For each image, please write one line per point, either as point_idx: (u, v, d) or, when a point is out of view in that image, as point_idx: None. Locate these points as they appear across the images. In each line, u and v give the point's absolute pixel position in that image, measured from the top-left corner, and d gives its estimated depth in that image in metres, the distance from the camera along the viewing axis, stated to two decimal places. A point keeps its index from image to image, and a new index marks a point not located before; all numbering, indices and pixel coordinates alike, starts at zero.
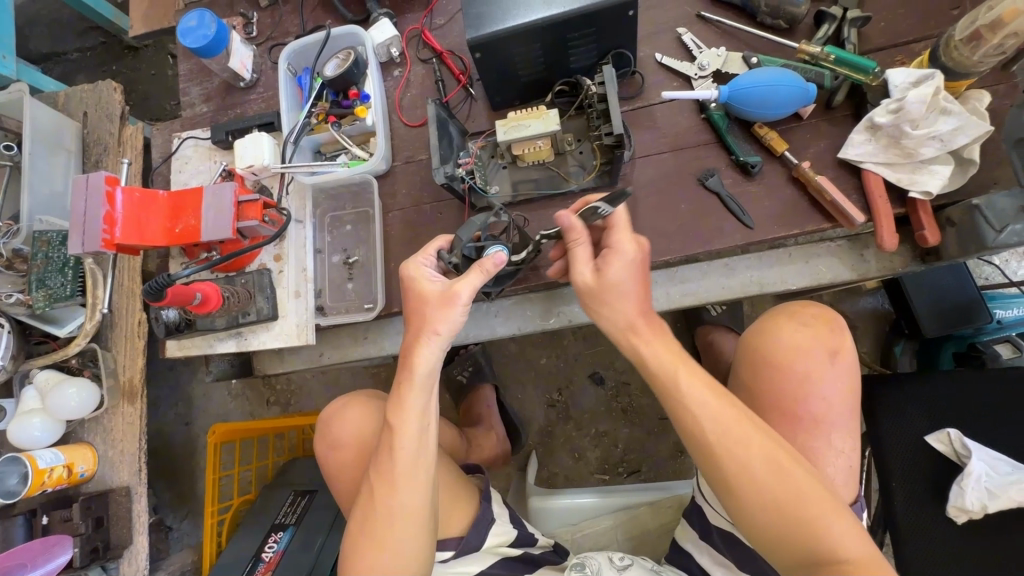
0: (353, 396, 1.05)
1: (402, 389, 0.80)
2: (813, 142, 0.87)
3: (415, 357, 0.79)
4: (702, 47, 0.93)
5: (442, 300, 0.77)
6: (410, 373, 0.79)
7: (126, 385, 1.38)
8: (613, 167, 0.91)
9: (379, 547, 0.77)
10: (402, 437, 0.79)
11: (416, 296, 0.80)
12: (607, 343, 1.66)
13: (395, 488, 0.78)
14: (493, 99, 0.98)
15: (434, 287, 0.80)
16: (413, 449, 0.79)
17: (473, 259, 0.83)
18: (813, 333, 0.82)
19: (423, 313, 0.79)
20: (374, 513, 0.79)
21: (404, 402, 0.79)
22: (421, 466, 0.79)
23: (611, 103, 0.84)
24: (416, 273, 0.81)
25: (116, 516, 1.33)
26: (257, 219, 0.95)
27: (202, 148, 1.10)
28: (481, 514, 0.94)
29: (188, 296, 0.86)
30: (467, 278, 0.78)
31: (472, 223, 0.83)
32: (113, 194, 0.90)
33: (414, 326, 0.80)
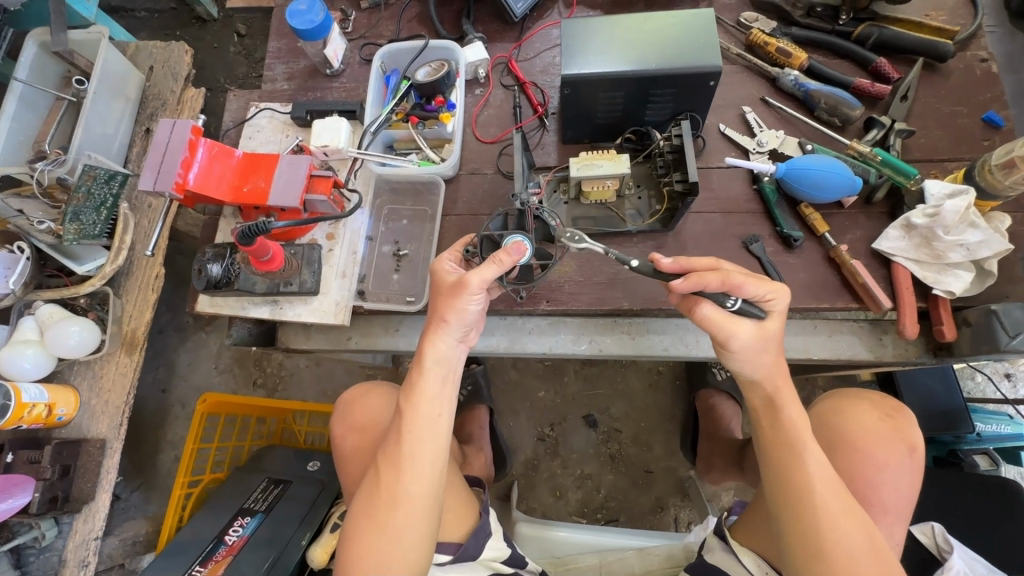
0: (373, 385, 1.05)
1: (414, 383, 0.80)
2: (850, 230, 0.95)
3: (427, 347, 0.79)
4: (763, 127, 1.02)
5: (453, 287, 0.77)
6: (419, 367, 0.80)
7: (129, 336, 1.36)
8: (675, 217, 0.97)
9: (379, 530, 0.77)
10: (413, 421, 0.79)
11: (434, 288, 0.82)
12: (606, 387, 1.69)
13: (402, 472, 0.78)
14: (566, 133, 1.05)
15: (451, 278, 0.81)
16: (425, 436, 0.79)
17: (491, 252, 0.85)
18: (890, 427, 0.86)
19: (437, 301, 0.80)
20: (377, 495, 0.78)
21: (417, 389, 0.80)
22: (431, 456, 0.79)
23: (685, 154, 0.91)
24: (438, 266, 0.83)
25: (84, 468, 1.26)
26: (324, 195, 0.97)
27: (277, 121, 1.14)
28: (482, 525, 0.93)
29: (262, 251, 0.90)
30: (479, 269, 0.75)
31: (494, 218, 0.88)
32: (195, 143, 0.94)
33: (430, 316, 0.81)
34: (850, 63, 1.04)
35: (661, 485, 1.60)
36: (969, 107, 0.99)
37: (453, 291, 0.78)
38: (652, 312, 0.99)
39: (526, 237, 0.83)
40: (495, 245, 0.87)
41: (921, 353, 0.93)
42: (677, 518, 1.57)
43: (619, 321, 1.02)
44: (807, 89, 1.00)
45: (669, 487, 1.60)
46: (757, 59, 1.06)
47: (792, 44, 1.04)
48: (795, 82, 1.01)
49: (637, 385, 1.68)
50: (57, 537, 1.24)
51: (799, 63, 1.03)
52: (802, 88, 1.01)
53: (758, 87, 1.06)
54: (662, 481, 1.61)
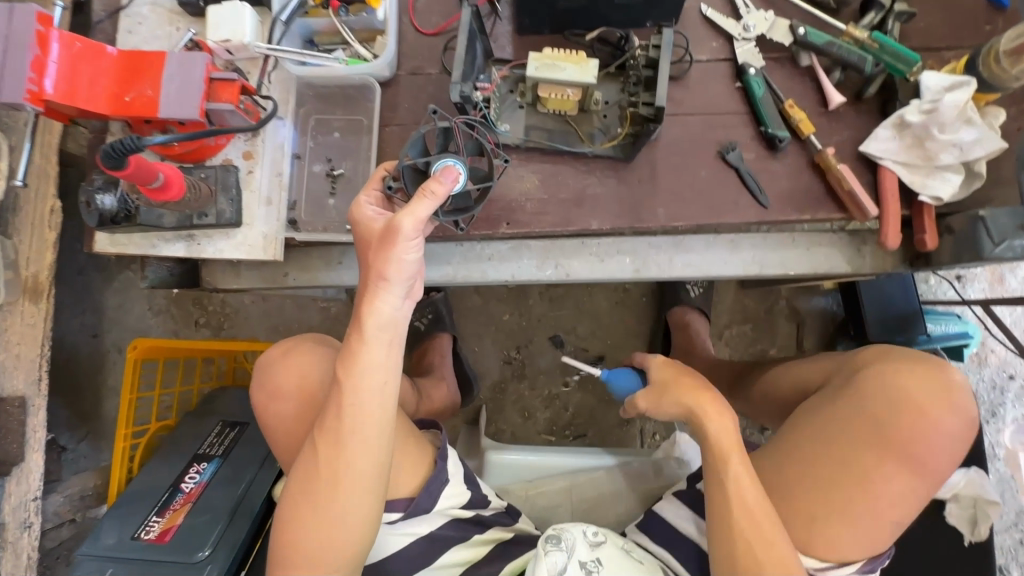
0: (291, 342, 0.89)
1: (353, 347, 0.70)
2: (836, 132, 0.86)
3: (368, 310, 0.68)
4: (750, 8, 0.88)
5: (383, 236, 0.66)
6: (360, 326, 0.69)
7: (30, 282, 1.18)
8: (637, 142, 0.84)
9: (322, 510, 0.71)
10: (355, 394, 0.70)
11: (364, 236, 0.70)
12: (571, 308, 1.64)
13: (344, 447, 0.70)
14: (522, 20, 0.88)
15: (379, 226, 0.70)
16: (369, 406, 0.71)
17: (416, 185, 0.72)
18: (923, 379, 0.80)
19: (370, 255, 0.69)
20: (318, 472, 0.71)
21: (358, 358, 0.70)
22: (377, 428, 0.71)
23: (660, 69, 0.76)
24: (359, 210, 0.71)
25: (5, 429, 1.14)
26: (231, 103, 0.80)
27: (161, 8, 0.91)
28: (436, 475, 0.85)
29: (146, 174, 0.75)
30: (410, 208, 0.65)
31: (412, 141, 0.71)
32: (46, 37, 0.73)
33: (363, 275, 0.70)
34: None
35: None
36: None
37: (384, 240, 0.67)
38: (625, 232, 0.89)
39: (456, 160, 0.70)
40: (420, 174, 0.73)
41: (898, 263, 0.89)
42: (642, 430, 1.61)
43: (588, 241, 0.92)
44: None
45: None
46: None
47: None
48: None
49: (604, 305, 1.64)
50: None
51: None
52: None
53: None
54: None
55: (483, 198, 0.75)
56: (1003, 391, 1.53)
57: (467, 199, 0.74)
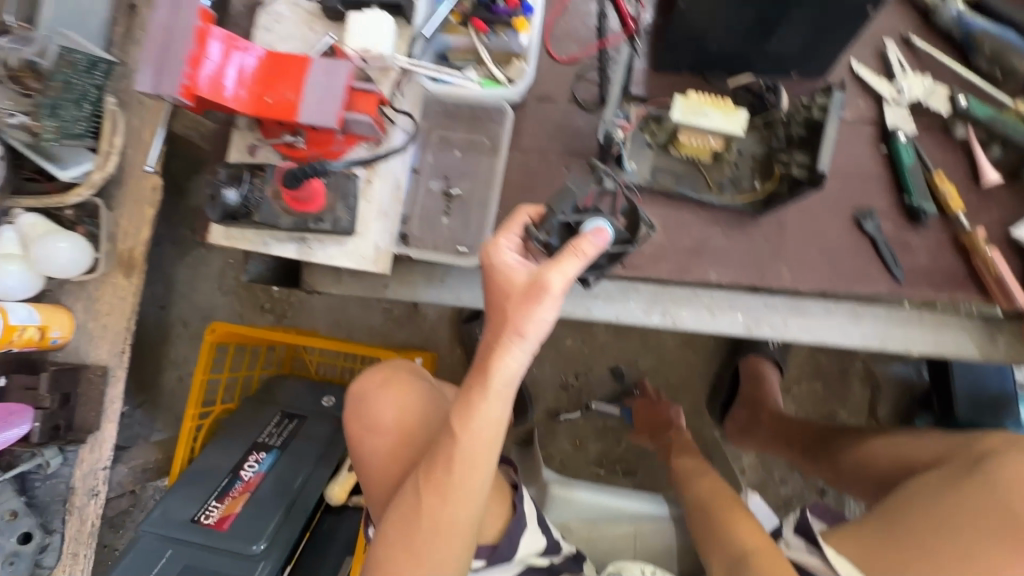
0: (390, 373, 0.93)
1: (471, 397, 0.69)
2: (985, 211, 0.81)
3: (496, 364, 0.67)
4: (906, 70, 0.83)
5: (528, 293, 0.65)
6: (484, 380, 0.68)
7: (125, 256, 1.21)
8: (774, 199, 0.81)
9: (416, 558, 0.71)
10: (465, 447, 0.69)
11: (499, 287, 0.68)
12: (636, 341, 1.61)
13: (447, 499, 0.70)
14: (663, 58, 0.85)
15: (521, 278, 0.68)
16: (476, 462, 0.70)
17: (563, 241, 0.71)
18: None
19: (505, 308, 0.67)
20: (417, 521, 0.71)
21: (475, 411, 0.69)
22: (480, 482, 0.71)
23: (821, 130, 0.72)
24: (501, 256, 0.70)
25: (86, 397, 1.16)
26: (368, 114, 0.79)
27: (300, 9, 0.91)
28: (516, 521, 0.85)
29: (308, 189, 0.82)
30: (561, 267, 0.64)
31: (566, 196, 0.70)
32: (205, 33, 0.74)
33: (494, 326, 0.68)
34: None
35: None
36: None
37: (528, 296, 0.65)
38: (743, 288, 0.85)
39: (608, 220, 0.70)
40: (568, 229, 0.72)
41: None
42: None
43: (701, 292, 0.88)
44: (970, 28, 0.81)
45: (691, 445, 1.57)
46: None
47: None
48: (956, 17, 0.81)
49: (670, 342, 1.60)
50: (63, 465, 1.17)
51: None
52: (963, 25, 0.81)
53: (904, 18, 0.85)
54: None
55: (618, 259, 0.75)
56: None
57: (601, 258, 0.75)
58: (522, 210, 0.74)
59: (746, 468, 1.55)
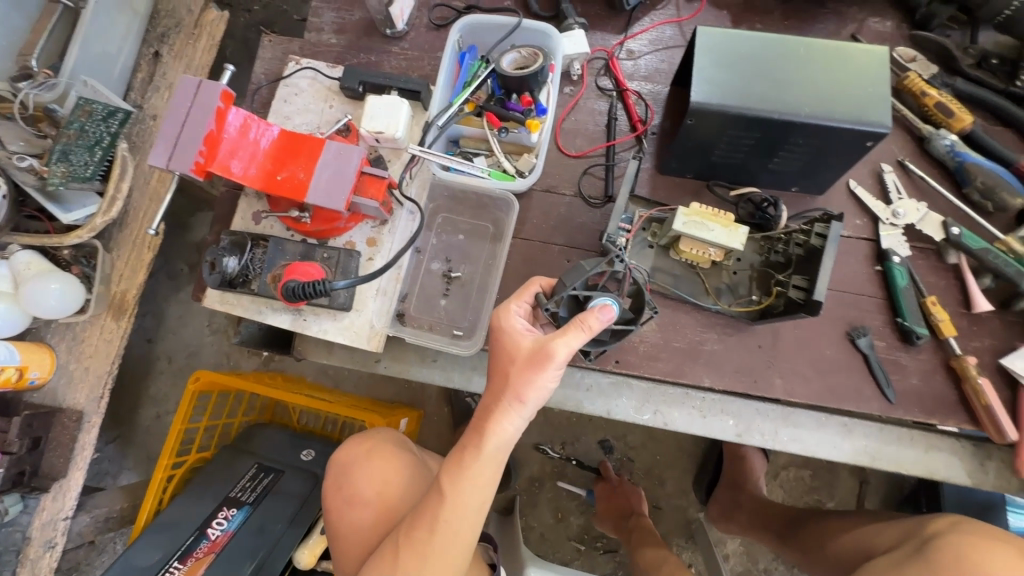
0: (373, 438, 0.89)
1: (464, 457, 0.72)
2: (976, 338, 0.82)
3: (491, 430, 0.70)
4: (902, 194, 0.86)
5: (533, 358, 0.68)
6: (479, 442, 0.71)
7: (117, 298, 1.19)
8: (770, 311, 0.81)
9: None
10: (453, 508, 0.72)
11: (505, 350, 0.72)
12: (626, 414, 1.59)
13: (427, 560, 0.72)
14: (668, 163, 0.88)
15: (526, 344, 0.71)
16: (461, 525, 0.72)
17: (571, 314, 0.73)
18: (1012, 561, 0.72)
19: (507, 372, 0.70)
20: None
21: (466, 472, 0.72)
22: (462, 545, 0.73)
23: (818, 255, 0.74)
24: (508, 321, 0.73)
25: (57, 442, 1.12)
26: (376, 199, 0.81)
27: (320, 85, 0.94)
28: None
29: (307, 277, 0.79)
30: (565, 338, 0.67)
31: (579, 271, 0.71)
32: (224, 113, 0.75)
33: (494, 389, 0.71)
34: (1013, 134, 0.87)
35: (668, 522, 1.54)
36: None
37: (531, 362, 0.68)
38: (735, 393, 0.85)
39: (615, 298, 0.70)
40: (576, 302, 0.74)
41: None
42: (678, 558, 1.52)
43: (692, 393, 0.88)
44: (964, 161, 0.83)
45: (675, 526, 1.54)
46: (906, 111, 0.88)
47: (955, 100, 0.87)
48: (950, 149, 0.84)
49: None
50: (21, 513, 1.11)
51: (960, 126, 0.85)
52: (957, 157, 0.84)
53: (901, 143, 0.89)
54: (669, 519, 1.54)
55: (619, 338, 0.75)
56: None
57: (604, 334, 0.74)
58: (534, 281, 0.78)
59: (730, 554, 1.51)
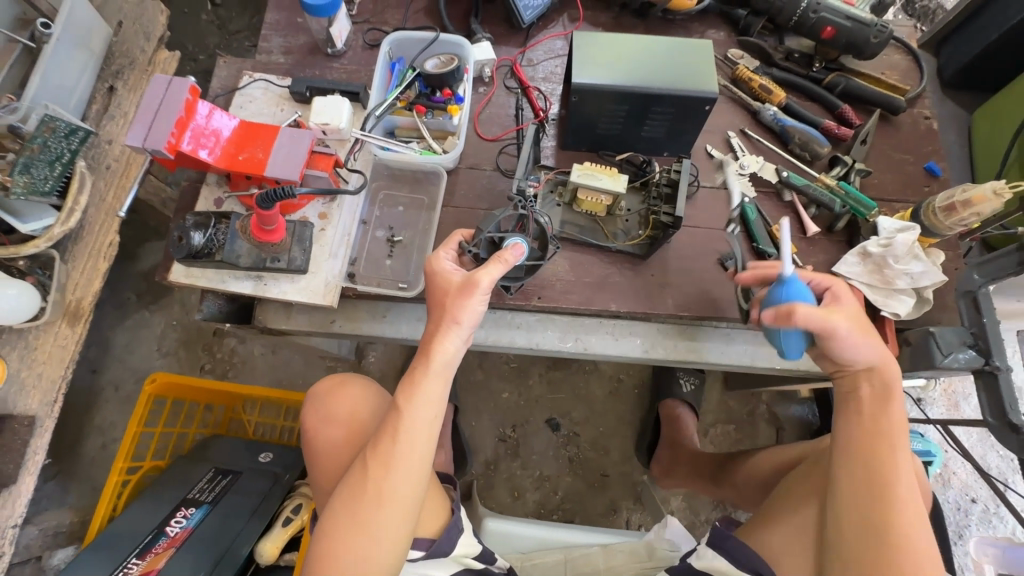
0: (342, 378, 1.00)
1: (415, 376, 0.81)
2: (812, 255, 1.06)
3: (435, 348, 0.80)
4: (745, 152, 1.11)
5: (463, 287, 0.79)
6: (426, 361, 0.80)
7: (72, 305, 1.25)
8: (655, 243, 1.01)
9: (361, 527, 0.77)
10: (409, 420, 0.79)
11: (439, 286, 0.82)
12: (569, 392, 1.73)
13: (390, 469, 0.78)
14: (566, 139, 1.09)
15: (456, 279, 0.83)
16: (418, 435, 0.80)
17: (489, 253, 0.88)
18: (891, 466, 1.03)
19: (443, 302, 0.81)
20: (362, 490, 0.78)
21: (418, 388, 0.80)
22: (422, 455, 0.80)
23: (678, 189, 0.95)
24: (441, 263, 0.84)
25: (7, 447, 1.13)
26: (325, 172, 0.96)
27: (272, 93, 1.10)
28: (454, 521, 0.91)
29: (268, 220, 0.90)
30: (489, 268, 0.79)
31: (493, 218, 0.88)
32: (192, 104, 0.90)
33: (435, 317, 0.82)
34: (818, 106, 1.16)
35: (616, 489, 1.66)
36: (914, 157, 1.14)
37: (462, 291, 0.80)
38: (637, 316, 1.04)
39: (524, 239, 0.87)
40: (494, 245, 0.89)
41: None
42: (629, 521, 1.63)
43: (605, 322, 1.06)
44: (784, 124, 1.10)
45: (623, 490, 1.66)
46: (741, 92, 1.16)
47: (773, 83, 1.15)
48: (773, 117, 1.11)
49: (600, 392, 1.74)
50: None
51: (778, 100, 1.13)
52: (779, 122, 1.11)
53: (741, 117, 1.15)
54: (617, 485, 1.66)
55: (532, 272, 0.94)
56: (966, 513, 1.62)
57: (520, 271, 0.94)
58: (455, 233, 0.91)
59: (674, 511, 1.64)
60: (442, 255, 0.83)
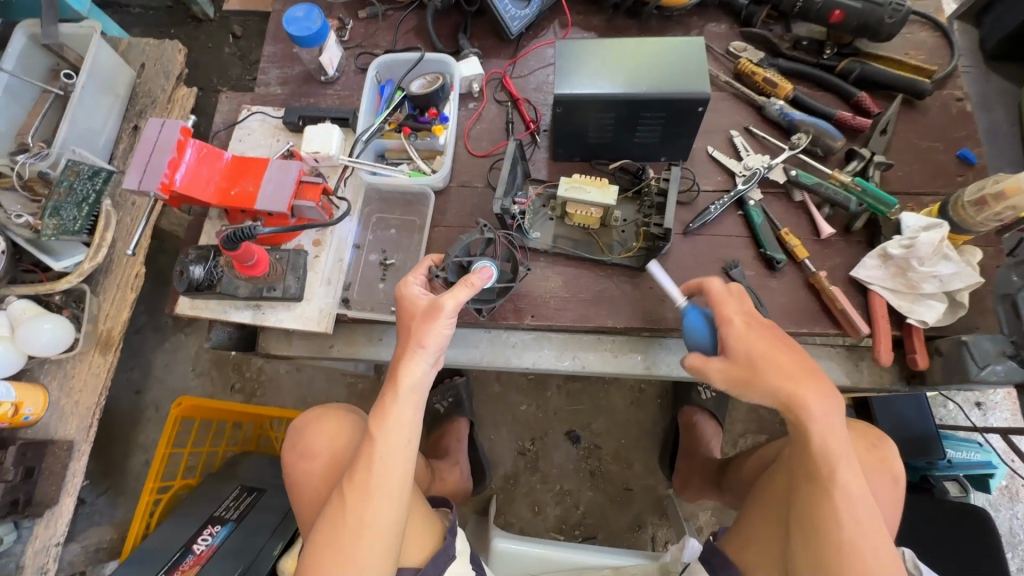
0: (328, 408, 1.03)
1: (386, 405, 0.80)
2: (829, 259, 0.98)
3: (402, 373, 0.79)
4: (749, 151, 1.05)
5: (427, 312, 0.78)
6: (395, 389, 0.79)
7: (103, 335, 1.32)
8: (651, 254, 0.97)
9: (342, 560, 0.76)
10: (384, 447, 0.79)
11: (407, 312, 0.81)
12: (588, 403, 1.69)
13: (369, 498, 0.78)
14: (556, 150, 1.06)
15: (423, 303, 0.82)
16: (393, 464, 0.79)
17: (459, 277, 0.87)
18: (882, 456, 0.89)
19: (410, 326, 0.80)
20: (342, 523, 0.77)
21: (389, 414, 0.79)
22: (399, 483, 0.79)
23: (668, 198, 0.91)
24: (410, 290, 0.83)
25: (49, 470, 1.21)
26: (313, 202, 0.97)
27: (269, 125, 1.13)
28: (442, 549, 0.90)
29: (245, 256, 0.89)
30: (454, 292, 0.78)
31: (462, 243, 0.88)
32: (183, 144, 0.94)
33: (401, 342, 0.81)
34: (832, 96, 1.08)
35: (640, 503, 1.60)
36: (945, 144, 1.03)
37: (428, 314, 0.79)
38: (636, 331, 0.99)
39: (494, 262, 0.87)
40: (463, 269, 0.89)
41: (894, 380, 0.95)
42: (654, 536, 1.58)
43: (604, 338, 1.02)
44: (792, 119, 1.02)
45: (648, 504, 1.60)
46: (745, 88, 1.09)
47: (779, 75, 1.08)
48: (780, 111, 1.04)
49: (620, 402, 1.69)
50: (14, 542, 1.20)
51: (785, 93, 1.05)
52: (787, 117, 1.03)
53: (746, 114, 1.08)
54: (641, 499, 1.61)
55: (505, 294, 0.94)
56: None
57: (491, 293, 0.93)
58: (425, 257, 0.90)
59: (703, 526, 1.57)
60: (408, 282, 0.82)
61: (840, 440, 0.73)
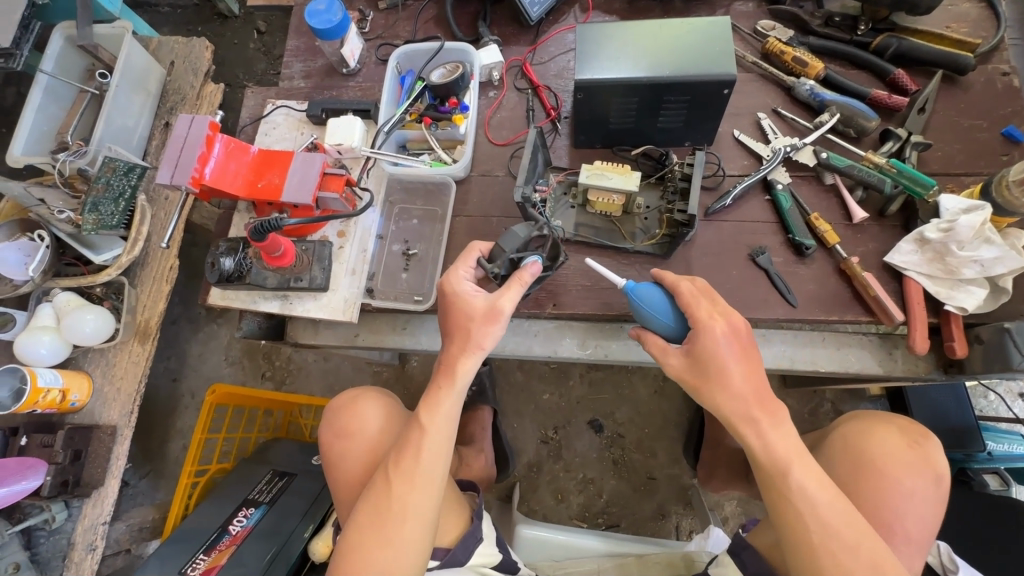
0: (360, 394, 1.05)
1: (437, 394, 0.82)
2: (862, 244, 0.95)
3: (458, 367, 0.81)
4: (778, 134, 1.02)
5: (489, 314, 0.80)
6: (449, 382, 0.81)
7: (141, 326, 1.38)
8: (674, 241, 0.95)
9: (384, 542, 0.78)
10: (432, 436, 0.81)
11: (461, 309, 0.82)
12: (610, 392, 1.69)
13: (414, 485, 0.80)
14: (577, 138, 1.05)
15: (478, 301, 0.82)
16: (439, 452, 0.81)
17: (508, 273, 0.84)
18: (916, 454, 0.85)
19: (466, 325, 0.81)
20: (385, 506, 0.79)
21: (439, 405, 0.81)
22: (442, 471, 0.81)
23: (693, 183, 0.89)
24: (463, 284, 0.83)
25: (95, 454, 1.28)
26: (336, 193, 0.99)
27: (293, 118, 1.15)
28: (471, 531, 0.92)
29: (273, 246, 0.92)
30: (511, 296, 0.80)
31: (515, 236, 0.83)
32: (212, 139, 0.96)
33: (456, 337, 0.82)
34: (866, 74, 1.03)
35: (664, 492, 1.60)
36: (989, 122, 0.98)
37: (487, 316, 0.80)
38: None
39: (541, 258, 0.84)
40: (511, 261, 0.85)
41: (930, 369, 0.92)
42: (678, 526, 1.57)
43: (627, 327, 1.02)
44: (823, 99, 0.99)
45: (672, 494, 1.59)
46: (773, 68, 1.05)
47: (809, 53, 1.04)
48: (811, 92, 1.00)
49: (643, 392, 1.67)
50: (66, 520, 1.27)
51: (816, 73, 1.01)
52: (818, 98, 1.00)
53: (774, 95, 1.05)
54: (664, 488, 1.60)
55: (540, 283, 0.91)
56: None
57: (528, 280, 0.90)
58: (474, 245, 0.88)
59: (728, 517, 1.56)
60: (462, 277, 0.81)
61: (785, 445, 0.72)
